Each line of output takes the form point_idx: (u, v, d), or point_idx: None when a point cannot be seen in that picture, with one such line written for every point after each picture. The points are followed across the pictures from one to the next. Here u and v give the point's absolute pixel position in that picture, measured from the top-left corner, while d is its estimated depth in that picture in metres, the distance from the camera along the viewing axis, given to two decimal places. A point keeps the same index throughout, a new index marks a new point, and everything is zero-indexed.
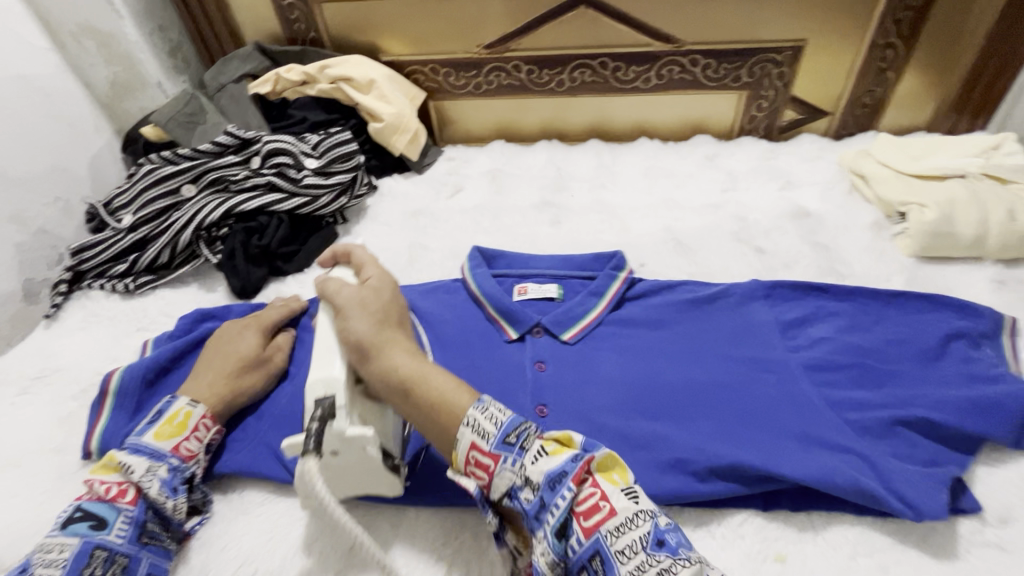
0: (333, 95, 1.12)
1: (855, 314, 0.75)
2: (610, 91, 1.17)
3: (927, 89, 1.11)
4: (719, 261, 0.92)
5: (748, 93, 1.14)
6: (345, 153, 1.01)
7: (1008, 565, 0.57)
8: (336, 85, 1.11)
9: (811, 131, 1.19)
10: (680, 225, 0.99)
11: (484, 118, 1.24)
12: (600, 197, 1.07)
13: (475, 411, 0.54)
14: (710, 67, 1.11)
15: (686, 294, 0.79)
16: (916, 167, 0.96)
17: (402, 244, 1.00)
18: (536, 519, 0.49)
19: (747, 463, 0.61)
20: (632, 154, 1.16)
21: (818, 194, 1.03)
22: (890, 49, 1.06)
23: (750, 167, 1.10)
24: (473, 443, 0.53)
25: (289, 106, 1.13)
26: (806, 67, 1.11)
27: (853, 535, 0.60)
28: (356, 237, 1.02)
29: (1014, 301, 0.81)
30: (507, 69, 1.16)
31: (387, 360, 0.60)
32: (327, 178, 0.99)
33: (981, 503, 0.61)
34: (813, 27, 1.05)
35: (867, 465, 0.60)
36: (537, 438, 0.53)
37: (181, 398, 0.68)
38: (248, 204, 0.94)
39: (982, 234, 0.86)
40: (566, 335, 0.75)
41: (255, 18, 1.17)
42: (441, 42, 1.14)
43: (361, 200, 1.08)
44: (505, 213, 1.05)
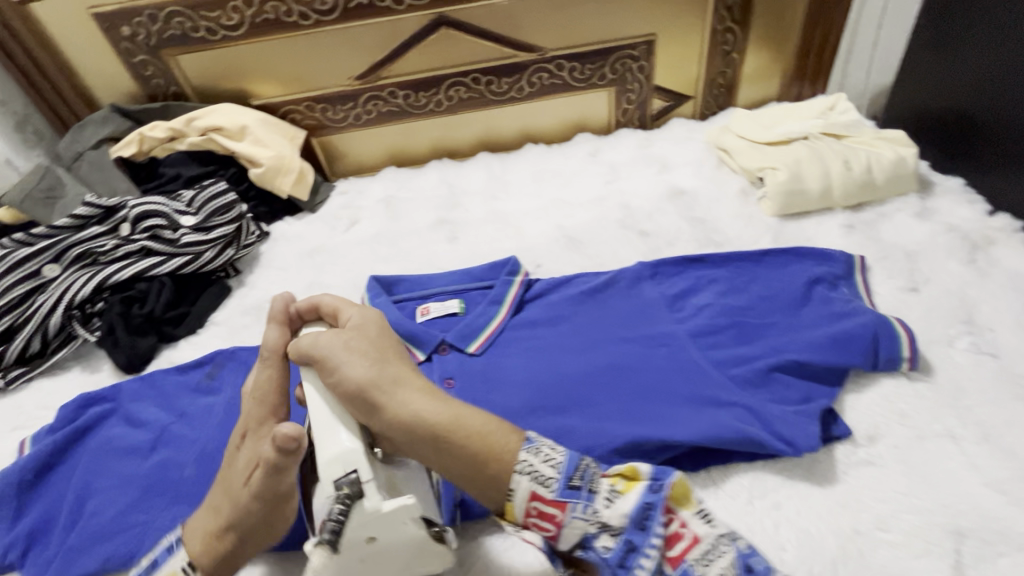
0: (206, 147, 1.08)
1: (731, 278, 0.81)
2: (488, 104, 1.20)
3: (769, 65, 1.23)
4: (609, 249, 0.97)
5: (616, 89, 1.21)
6: (224, 205, 0.98)
7: (880, 477, 0.63)
8: (206, 136, 1.07)
9: (679, 115, 1.28)
10: (570, 221, 1.03)
11: (373, 147, 1.24)
12: (494, 207, 1.10)
13: (526, 451, 0.55)
14: (575, 69, 1.17)
15: (581, 286, 0.82)
16: (767, 136, 1.05)
17: (301, 286, 0.98)
18: (621, 568, 0.51)
19: (645, 437, 0.64)
20: (521, 160, 1.19)
21: (691, 172, 1.10)
22: (728, 33, 1.16)
23: (629, 156, 1.16)
24: (534, 493, 0.54)
25: (159, 165, 1.08)
26: (662, 58, 1.19)
27: (747, 482, 0.64)
28: (251, 287, 0.98)
29: (863, 241, 0.91)
30: (383, 97, 1.16)
31: (406, 408, 0.56)
32: (207, 233, 0.95)
33: (852, 427, 0.67)
34: (658, 21, 1.13)
35: (751, 415, 0.65)
36: (603, 477, 0.55)
37: (178, 557, 0.57)
38: (122, 274, 0.90)
39: (828, 186, 0.96)
40: (472, 347, 0.75)
41: (108, 81, 1.11)
42: (311, 80, 1.13)
43: (251, 249, 1.04)
44: (402, 239, 1.04)
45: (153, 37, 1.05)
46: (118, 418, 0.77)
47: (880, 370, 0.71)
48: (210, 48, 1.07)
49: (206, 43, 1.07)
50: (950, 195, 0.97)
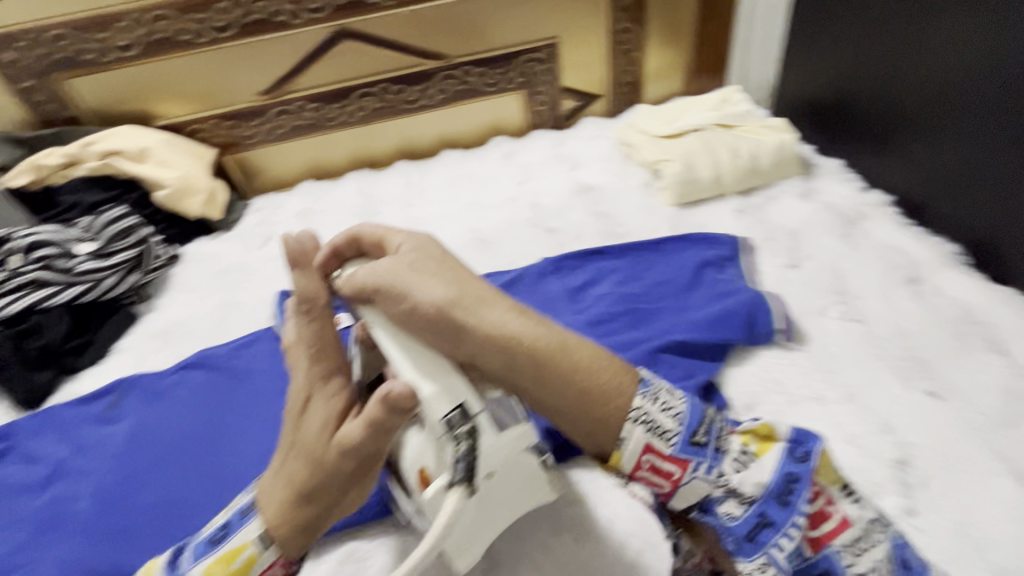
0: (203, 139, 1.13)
1: (629, 268, 0.92)
2: (468, 97, 1.22)
3: (670, 60, 1.26)
4: (513, 253, 1.01)
5: (524, 91, 1.24)
6: (124, 229, 1.02)
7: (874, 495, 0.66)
8: (105, 160, 1.07)
9: (591, 113, 1.30)
10: (483, 223, 1.06)
11: (427, 131, 1.26)
12: (410, 214, 1.12)
13: (646, 389, 0.54)
14: (484, 73, 1.20)
15: (570, 271, 0.93)
16: (665, 129, 1.11)
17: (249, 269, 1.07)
18: (749, 542, 0.51)
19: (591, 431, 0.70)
20: (438, 166, 1.21)
21: (599, 168, 1.14)
22: (627, 32, 1.20)
23: (542, 156, 1.19)
24: (651, 446, 0.52)
25: (56, 193, 1.07)
26: (569, 60, 1.22)
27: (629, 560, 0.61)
28: (160, 311, 1.02)
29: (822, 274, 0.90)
30: (435, 80, 1.19)
31: (496, 335, 0.52)
32: (106, 259, 0.98)
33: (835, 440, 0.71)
34: (559, 25, 1.17)
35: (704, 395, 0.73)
36: (732, 434, 0.55)
37: (251, 525, 0.55)
38: (19, 304, 0.90)
39: (719, 173, 1.04)
40: None
41: (98, 80, 1.09)
42: (372, 62, 1.15)
43: (160, 273, 1.07)
44: (321, 237, 1.10)
45: (38, 61, 1.05)
46: (15, 456, 0.82)
47: (757, 342, 0.81)
48: (118, 65, 1.08)
49: (181, 47, 1.08)
50: (829, 176, 1.06)
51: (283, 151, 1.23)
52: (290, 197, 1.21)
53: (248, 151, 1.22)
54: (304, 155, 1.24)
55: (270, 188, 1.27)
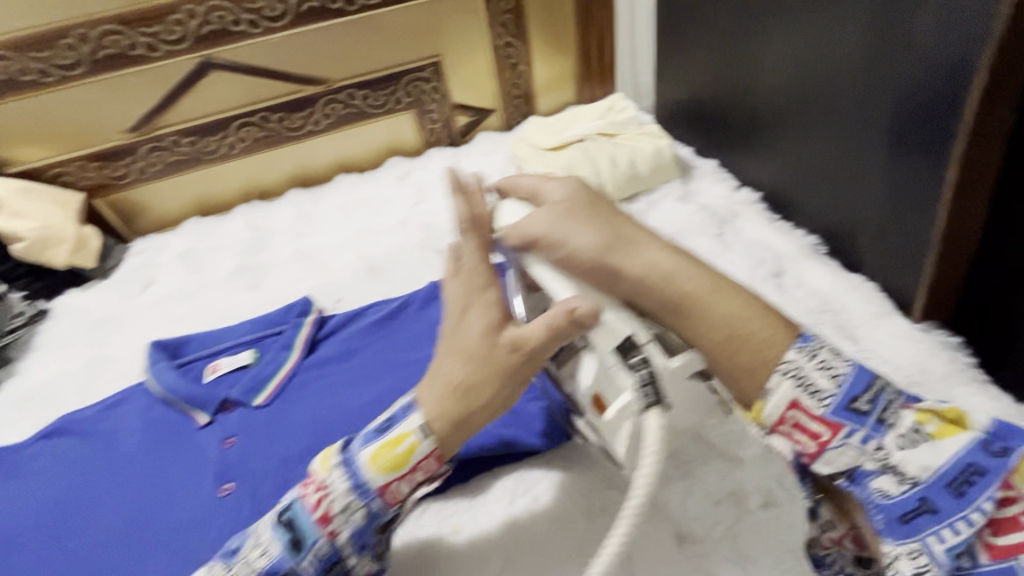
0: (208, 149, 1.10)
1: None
2: (364, 118, 1.17)
3: (553, 73, 1.27)
4: (407, 273, 0.94)
5: (416, 111, 1.20)
6: None
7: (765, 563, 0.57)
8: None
9: (488, 128, 1.28)
10: (373, 249, 1.00)
11: (371, 143, 1.21)
12: (300, 245, 1.05)
13: (823, 348, 0.44)
14: (368, 96, 1.15)
15: (373, 316, 0.84)
16: (551, 141, 1.07)
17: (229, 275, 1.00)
18: (899, 521, 0.40)
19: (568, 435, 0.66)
20: (331, 194, 1.16)
21: (493, 185, 1.11)
22: (510, 47, 1.19)
23: (437, 176, 1.16)
24: (798, 402, 0.43)
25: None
26: (455, 78, 1.19)
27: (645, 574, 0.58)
28: (23, 375, 0.88)
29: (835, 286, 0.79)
30: (342, 99, 1.13)
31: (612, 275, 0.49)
32: None
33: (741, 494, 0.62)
34: (440, 43, 1.14)
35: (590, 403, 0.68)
36: (907, 411, 0.42)
37: (414, 415, 0.48)
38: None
39: (600, 184, 0.97)
40: (256, 401, 0.75)
41: (73, 118, 1.02)
42: (336, 75, 1.10)
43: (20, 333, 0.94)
44: (209, 268, 1.02)
45: None
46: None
47: None
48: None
49: (138, 62, 0.99)
50: (707, 176, 1.01)
51: (175, 184, 1.13)
52: (226, 222, 1.13)
53: (125, 190, 1.11)
54: (202, 187, 1.15)
55: (164, 226, 1.17)
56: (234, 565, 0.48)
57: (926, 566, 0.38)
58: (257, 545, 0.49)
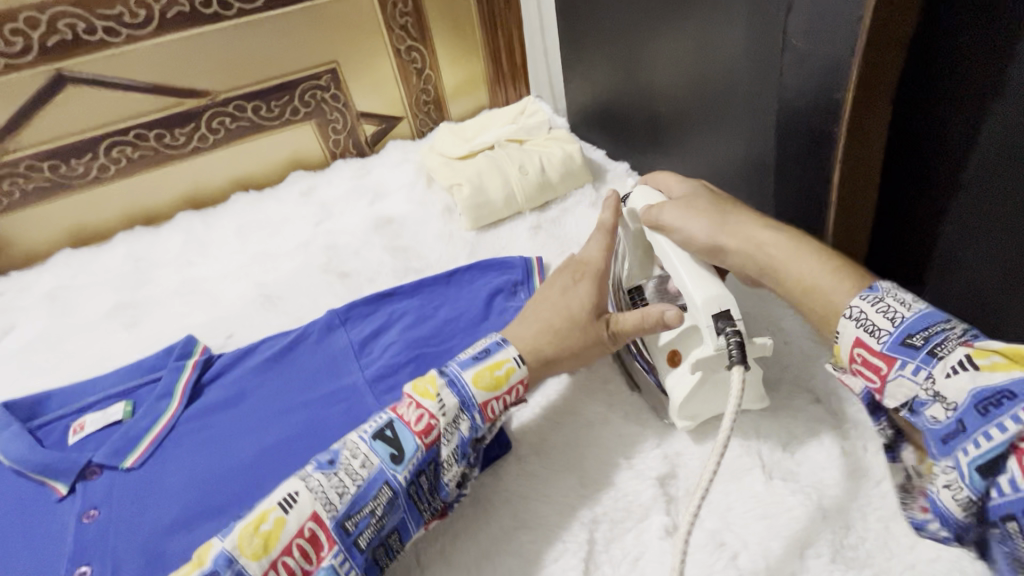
0: (73, 173, 0.98)
1: (420, 307, 0.81)
2: (257, 131, 1.08)
3: (466, 77, 1.22)
4: (307, 301, 0.86)
5: (316, 121, 1.12)
6: None
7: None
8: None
9: (399, 137, 1.22)
10: (271, 276, 0.92)
11: (269, 157, 1.12)
12: (188, 275, 0.95)
13: (887, 289, 0.43)
14: (259, 108, 1.06)
15: (265, 352, 0.77)
16: (458, 151, 1.03)
17: (102, 313, 0.89)
18: (944, 444, 0.36)
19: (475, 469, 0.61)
20: (226, 216, 1.07)
21: (403, 198, 1.05)
22: (414, 51, 1.13)
23: (343, 191, 1.09)
24: (861, 341, 0.42)
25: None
26: (356, 85, 1.12)
27: None
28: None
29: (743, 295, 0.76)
30: (229, 112, 1.04)
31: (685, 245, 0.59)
32: None
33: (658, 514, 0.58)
34: (335, 48, 1.06)
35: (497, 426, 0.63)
36: (963, 345, 0.37)
37: (508, 348, 0.61)
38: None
39: (511, 193, 0.93)
40: (127, 462, 0.66)
41: None
42: (217, 85, 1.01)
43: None
44: (79, 308, 0.90)
45: None
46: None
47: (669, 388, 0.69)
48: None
49: None
50: (620, 181, 1.00)
51: (40, 214, 1.00)
52: (104, 252, 1.01)
53: None
54: (73, 215, 1.02)
55: (31, 260, 1.04)
56: (337, 473, 0.50)
57: (954, 482, 0.36)
58: (356, 456, 0.52)
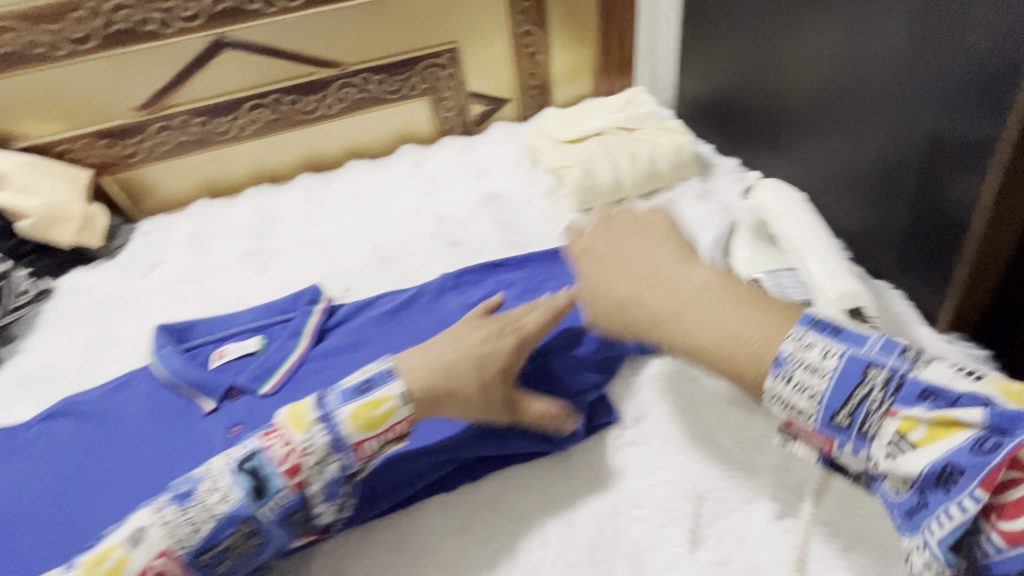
0: (217, 129, 1.08)
1: (527, 279, 0.84)
2: (377, 104, 1.15)
3: (574, 63, 1.24)
4: (419, 264, 0.92)
5: (431, 97, 1.17)
6: None
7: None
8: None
9: (503, 118, 1.26)
10: (385, 238, 0.98)
11: (383, 129, 1.19)
12: (309, 231, 1.03)
13: (789, 347, 0.43)
14: (382, 81, 1.12)
15: (384, 306, 0.83)
16: (567, 134, 1.05)
17: (236, 258, 0.98)
18: (909, 518, 0.39)
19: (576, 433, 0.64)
20: (342, 180, 1.14)
21: (507, 176, 1.08)
22: (529, 36, 1.17)
23: (450, 165, 1.14)
24: (794, 420, 0.44)
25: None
26: (471, 66, 1.17)
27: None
28: (25, 353, 0.86)
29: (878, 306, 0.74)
30: (355, 84, 1.11)
31: (606, 288, 0.56)
32: None
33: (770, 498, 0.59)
34: (458, 29, 1.11)
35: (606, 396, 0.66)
36: (892, 417, 0.39)
37: (395, 382, 0.55)
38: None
39: (619, 178, 0.95)
40: (264, 388, 0.74)
41: (78, 92, 0.99)
42: (349, 57, 1.08)
43: (26, 310, 0.91)
44: (215, 252, 1.00)
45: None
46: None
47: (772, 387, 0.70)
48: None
49: (148, 36, 0.96)
50: (728, 176, 1.00)
51: (184, 165, 1.11)
52: (235, 204, 1.11)
53: (132, 170, 1.09)
54: (211, 168, 1.13)
55: (171, 206, 1.15)
56: (188, 509, 0.48)
57: (933, 564, 0.37)
58: (213, 490, 0.49)
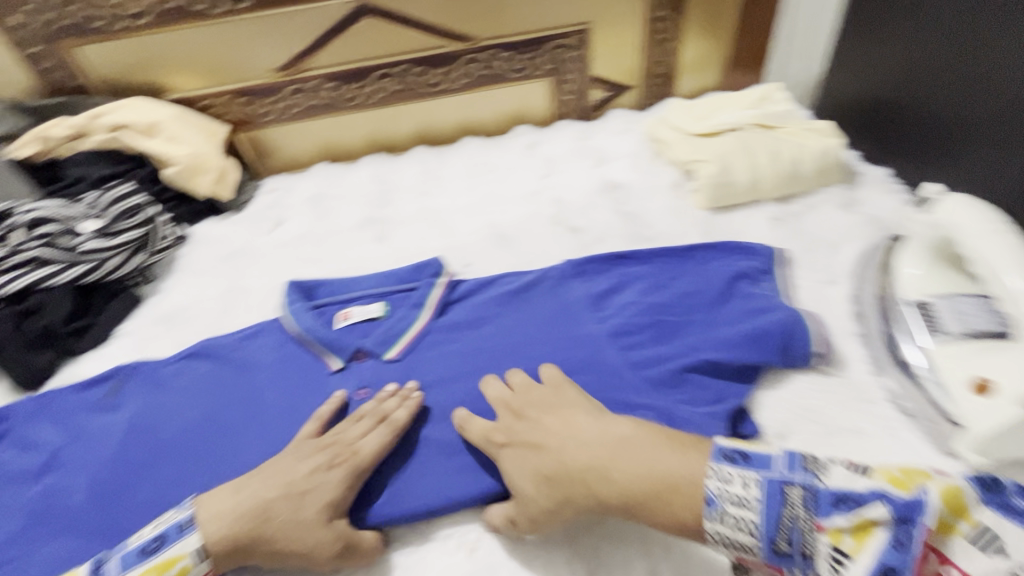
0: (346, 95, 1.10)
1: (656, 274, 0.79)
2: (500, 82, 1.14)
3: (705, 53, 1.18)
4: (539, 248, 0.91)
5: (553, 79, 1.15)
6: (131, 209, 0.90)
7: None
8: (115, 134, 0.98)
9: (620, 105, 1.23)
10: (502, 218, 0.97)
11: (501, 107, 1.18)
12: (426, 203, 1.03)
13: (715, 489, 0.48)
14: (509, 59, 1.11)
15: (506, 286, 0.81)
16: (699, 126, 1.00)
17: (357, 223, 1.00)
18: None
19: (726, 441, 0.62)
20: (457, 155, 1.14)
21: (627, 165, 1.05)
22: (664, 21, 1.11)
23: (566, 150, 1.11)
24: (743, 556, 0.48)
25: (63, 166, 0.97)
26: (598, 49, 1.13)
27: None
28: (164, 294, 0.91)
29: None
30: (482, 60, 1.10)
31: (526, 458, 0.58)
32: (110, 240, 0.87)
33: None
34: (592, 9, 1.07)
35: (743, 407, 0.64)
36: (819, 533, 0.44)
37: (189, 539, 0.56)
38: (12, 285, 0.80)
39: (757, 178, 0.90)
40: (389, 353, 0.75)
41: (224, 50, 1.02)
42: (480, 32, 1.06)
43: (167, 253, 0.96)
44: (337, 215, 1.03)
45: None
46: (8, 441, 0.72)
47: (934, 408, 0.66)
48: (127, 36, 0.98)
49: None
50: (875, 186, 0.93)
51: (309, 127, 1.14)
52: (353, 169, 1.14)
53: (262, 128, 1.13)
54: (332, 133, 1.16)
55: (293, 167, 1.19)
56: None
57: None
58: None
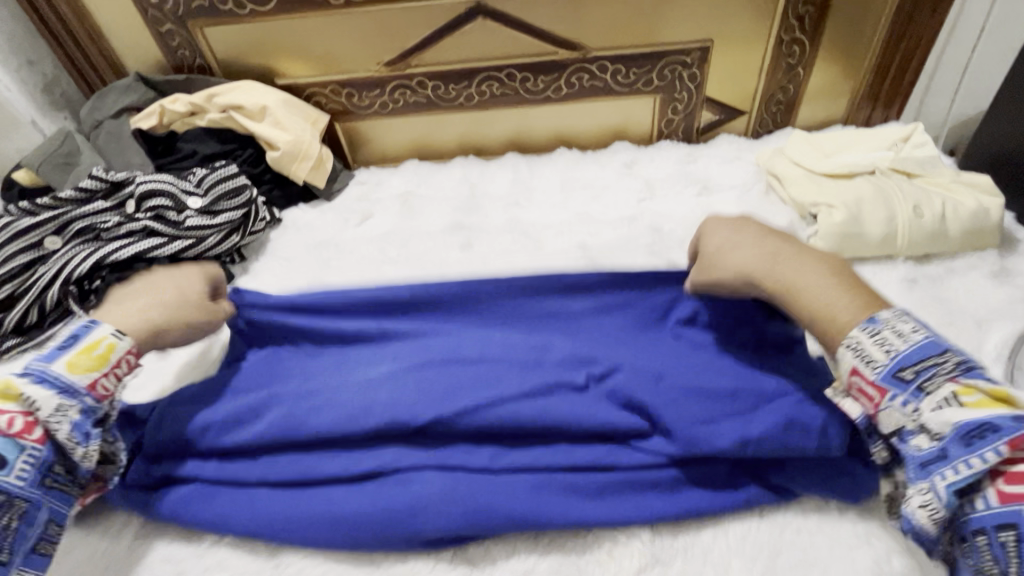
0: (448, 96, 1.09)
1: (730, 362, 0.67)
2: (606, 95, 1.08)
3: (836, 83, 1.07)
4: None
5: (662, 97, 1.08)
6: (233, 189, 0.92)
7: None
8: (226, 114, 1.01)
9: (729, 131, 1.14)
10: (594, 241, 0.92)
11: (602, 121, 1.12)
12: (515, 215, 1.00)
13: (884, 317, 0.50)
14: (619, 72, 1.05)
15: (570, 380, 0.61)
16: (825, 166, 0.91)
17: (444, 225, 0.98)
18: (922, 468, 0.46)
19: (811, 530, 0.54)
20: (551, 167, 1.09)
21: (736, 197, 0.96)
22: (796, 45, 1.01)
23: (668, 173, 1.04)
24: (856, 370, 0.50)
25: (177, 139, 1.02)
26: (716, 69, 1.05)
27: None
28: (252, 276, 0.92)
29: None
30: (591, 70, 1.05)
31: (733, 249, 0.62)
32: (213, 218, 0.89)
33: None
34: (719, 26, 0.99)
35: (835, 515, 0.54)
36: (948, 382, 0.46)
37: (102, 325, 0.58)
38: (122, 251, 0.83)
39: (891, 232, 0.80)
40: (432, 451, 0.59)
41: (337, 41, 1.02)
42: (592, 41, 1.01)
43: (260, 235, 0.97)
44: (424, 216, 1.01)
45: None
46: None
47: None
48: (248, 21, 0.99)
49: None
50: None
51: (405, 124, 1.13)
52: (445, 170, 1.12)
53: (362, 121, 1.13)
54: (426, 131, 1.15)
55: (384, 160, 1.20)
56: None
57: (931, 501, 0.45)
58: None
